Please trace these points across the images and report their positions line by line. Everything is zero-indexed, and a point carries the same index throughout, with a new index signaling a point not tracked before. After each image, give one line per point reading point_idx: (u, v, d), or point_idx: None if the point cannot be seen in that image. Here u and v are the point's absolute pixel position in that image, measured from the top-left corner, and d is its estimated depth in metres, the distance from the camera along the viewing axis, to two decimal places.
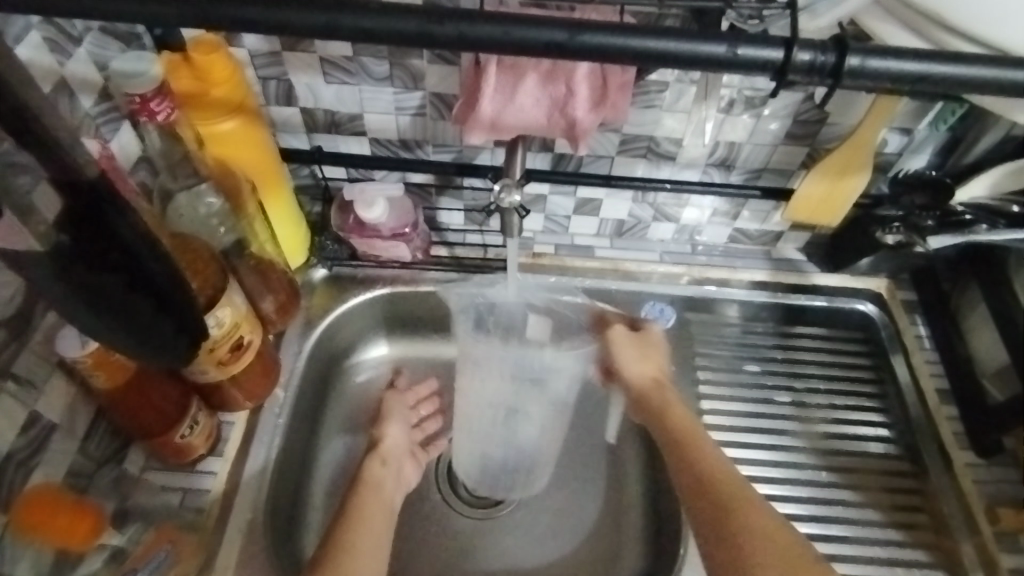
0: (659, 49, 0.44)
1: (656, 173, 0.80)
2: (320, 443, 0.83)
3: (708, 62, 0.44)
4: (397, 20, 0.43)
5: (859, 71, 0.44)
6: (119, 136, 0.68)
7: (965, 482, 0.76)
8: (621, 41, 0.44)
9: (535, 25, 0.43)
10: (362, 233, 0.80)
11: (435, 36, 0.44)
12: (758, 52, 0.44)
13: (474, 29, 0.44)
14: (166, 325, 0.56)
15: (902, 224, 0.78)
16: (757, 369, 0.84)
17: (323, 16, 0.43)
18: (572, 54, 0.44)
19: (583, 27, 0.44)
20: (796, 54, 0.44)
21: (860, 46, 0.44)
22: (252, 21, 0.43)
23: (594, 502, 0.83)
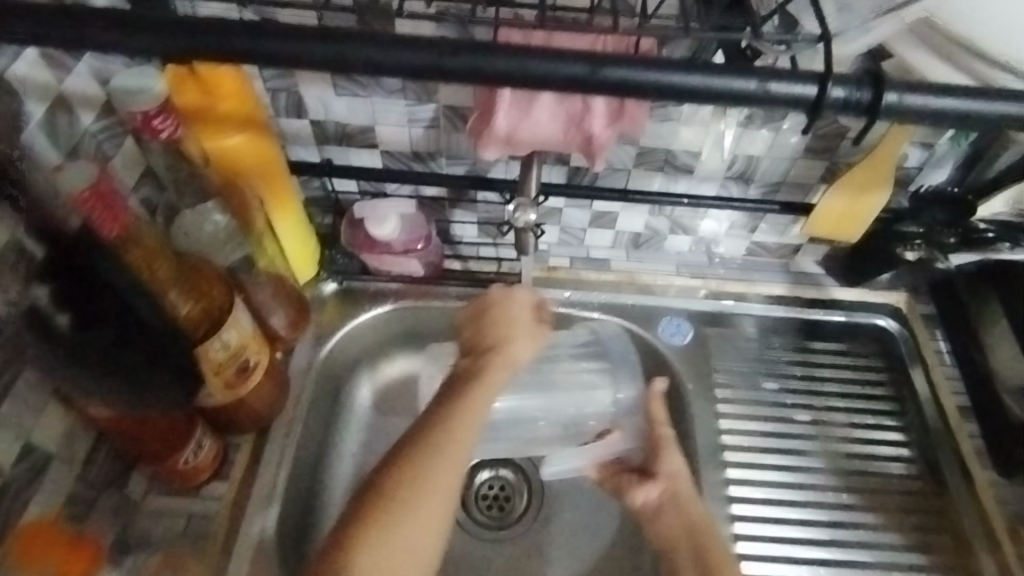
0: (680, 84, 0.43)
1: (673, 187, 0.79)
2: (331, 462, 0.81)
3: (735, 97, 0.44)
4: (405, 51, 0.43)
5: (896, 106, 0.44)
6: (122, 152, 0.66)
7: (987, 502, 0.75)
8: (640, 73, 0.43)
9: (552, 58, 0.43)
10: (373, 249, 0.78)
11: (448, 68, 0.43)
12: (790, 89, 0.44)
13: (486, 60, 0.43)
14: (161, 376, 0.59)
15: (924, 241, 0.76)
16: (775, 386, 0.82)
17: (336, 48, 0.43)
18: (593, 89, 0.44)
19: (603, 60, 0.43)
20: (830, 90, 0.44)
21: (898, 82, 0.44)
22: (266, 54, 0.43)
23: (612, 523, 0.81)
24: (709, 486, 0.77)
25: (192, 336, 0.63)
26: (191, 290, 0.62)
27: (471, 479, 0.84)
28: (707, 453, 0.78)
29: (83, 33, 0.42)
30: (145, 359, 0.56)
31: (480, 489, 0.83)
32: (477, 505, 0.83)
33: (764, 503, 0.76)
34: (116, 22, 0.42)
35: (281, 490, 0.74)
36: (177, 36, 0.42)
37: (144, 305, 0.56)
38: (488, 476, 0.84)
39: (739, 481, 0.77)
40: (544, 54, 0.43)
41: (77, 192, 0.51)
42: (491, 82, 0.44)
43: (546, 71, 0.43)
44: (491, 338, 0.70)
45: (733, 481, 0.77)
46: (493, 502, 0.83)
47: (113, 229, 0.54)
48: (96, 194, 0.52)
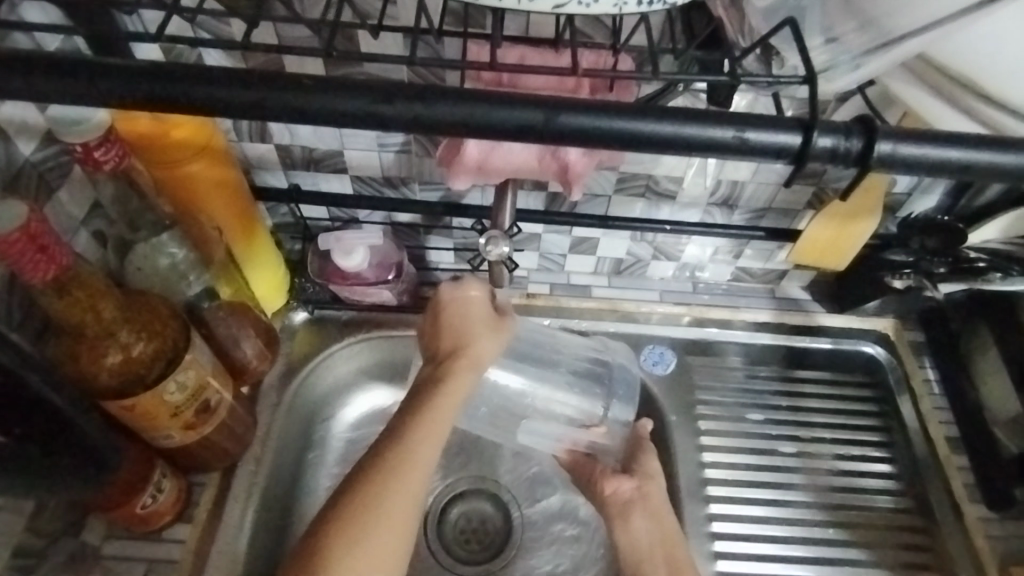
0: (631, 130, 0.43)
1: (655, 213, 0.76)
2: (302, 498, 0.79)
3: (697, 145, 0.43)
4: (339, 97, 0.42)
5: (889, 155, 0.44)
6: (69, 182, 0.63)
7: (977, 537, 0.72)
8: (597, 121, 0.42)
9: (505, 104, 0.42)
10: (344, 280, 0.74)
11: (382, 115, 0.42)
12: (773, 139, 0.43)
13: (429, 109, 0.42)
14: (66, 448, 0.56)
15: (913, 270, 0.74)
16: (760, 418, 0.80)
17: (284, 97, 0.42)
18: (548, 137, 0.43)
19: (559, 108, 0.42)
20: (816, 140, 0.43)
21: (889, 130, 0.44)
22: (207, 101, 0.42)
23: (593, 560, 0.78)
24: (692, 521, 0.75)
25: (144, 377, 0.61)
26: (142, 330, 0.61)
27: (447, 513, 0.81)
28: (690, 489, 0.76)
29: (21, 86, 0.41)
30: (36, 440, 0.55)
31: (457, 522, 0.81)
32: (455, 539, 0.80)
33: (748, 540, 0.74)
34: (50, 69, 0.41)
35: (250, 530, 0.71)
36: (114, 81, 0.41)
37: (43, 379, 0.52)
38: (464, 510, 0.81)
39: (723, 516, 0.75)
40: (508, 102, 0.42)
41: (5, 235, 0.48)
42: (454, 133, 0.43)
43: (504, 120, 0.42)
44: (454, 339, 0.65)
45: (717, 516, 0.75)
46: (470, 536, 0.80)
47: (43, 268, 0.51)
48: (27, 235, 0.49)
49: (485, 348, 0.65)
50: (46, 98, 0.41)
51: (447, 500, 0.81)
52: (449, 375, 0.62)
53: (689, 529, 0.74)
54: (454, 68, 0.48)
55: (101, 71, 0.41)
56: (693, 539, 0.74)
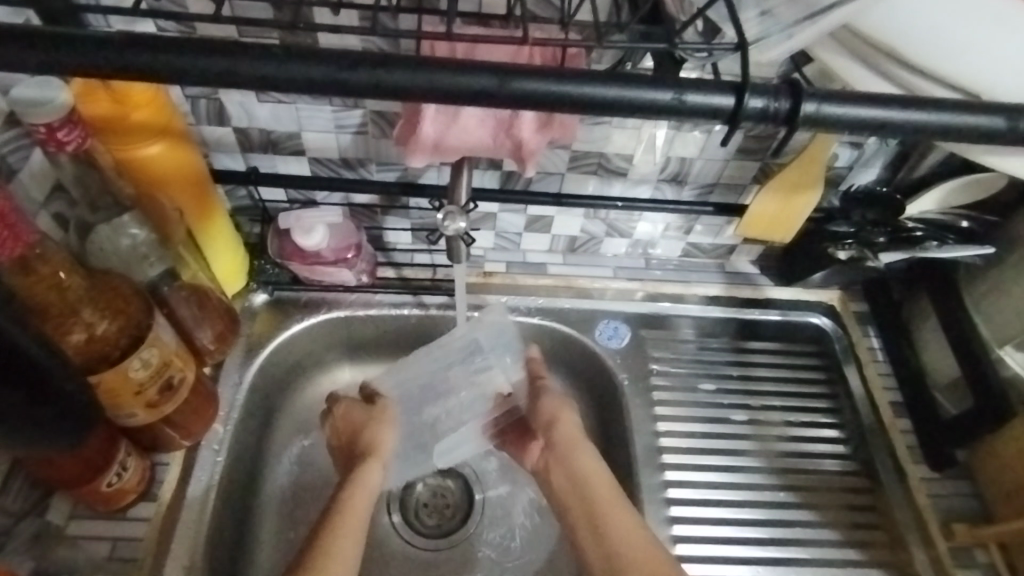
0: (561, 92, 0.44)
1: (608, 190, 0.79)
2: (264, 476, 0.81)
3: (617, 106, 0.45)
4: (284, 64, 0.43)
5: (814, 115, 0.46)
6: (29, 165, 0.64)
7: (919, 496, 0.75)
8: (541, 86, 0.44)
9: (445, 69, 0.44)
10: (304, 259, 0.77)
11: (318, 80, 0.44)
12: (708, 100, 0.45)
13: (362, 75, 0.44)
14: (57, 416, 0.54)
15: (854, 240, 0.77)
16: (712, 387, 0.83)
17: (231, 63, 0.43)
18: (504, 101, 0.45)
19: (510, 73, 0.44)
20: (747, 101, 0.45)
21: (815, 92, 0.46)
22: (157, 68, 0.43)
23: (551, 533, 0.81)
24: (648, 489, 0.76)
25: (110, 353, 0.62)
26: (106, 309, 0.62)
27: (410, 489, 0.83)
28: (645, 457, 0.78)
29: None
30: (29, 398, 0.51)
31: (420, 497, 0.82)
32: (417, 514, 0.82)
33: (702, 505, 0.76)
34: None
35: (213, 507, 0.72)
36: (64, 50, 0.42)
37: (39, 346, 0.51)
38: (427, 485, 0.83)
39: (678, 483, 0.77)
40: (454, 68, 0.44)
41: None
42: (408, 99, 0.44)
43: (440, 85, 0.44)
44: (365, 441, 0.76)
45: (672, 483, 0.77)
46: (433, 510, 0.82)
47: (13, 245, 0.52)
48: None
49: (383, 441, 0.76)
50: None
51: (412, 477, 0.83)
52: (361, 471, 0.72)
53: (646, 496, 0.76)
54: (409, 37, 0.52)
55: (42, 38, 0.41)
56: (649, 505, 0.75)
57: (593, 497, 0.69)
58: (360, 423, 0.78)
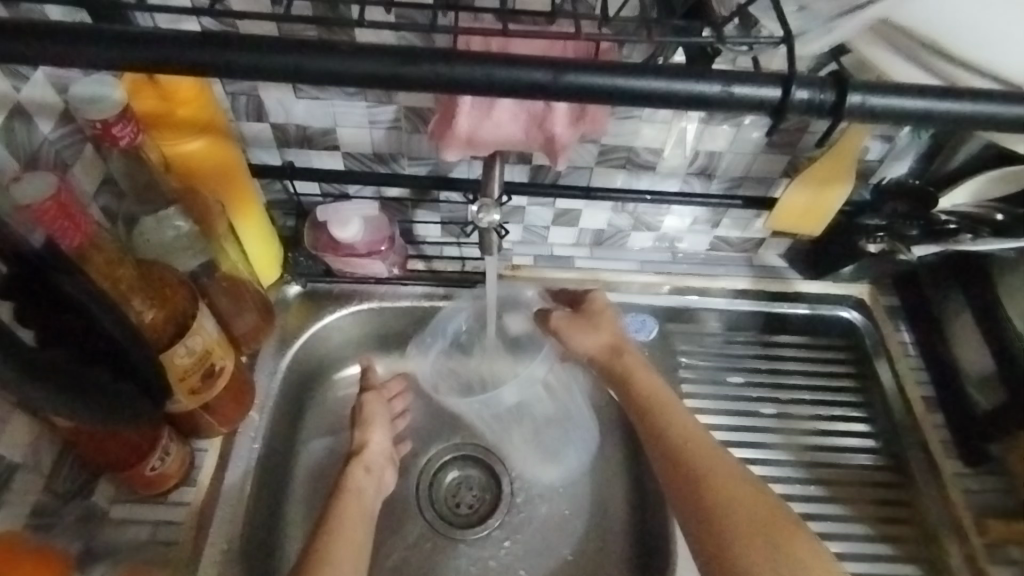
0: (590, 84, 0.46)
1: (636, 183, 0.79)
2: (298, 463, 0.83)
3: (649, 97, 0.46)
4: (327, 59, 0.45)
5: (861, 108, 0.46)
6: (81, 160, 0.69)
7: (952, 492, 0.75)
8: (587, 78, 0.45)
9: (475, 62, 0.45)
10: (337, 252, 0.79)
11: (358, 73, 0.45)
12: (756, 92, 0.46)
13: (399, 68, 0.45)
14: (125, 387, 0.62)
15: (886, 233, 0.77)
16: (740, 380, 0.83)
17: (278, 58, 0.45)
18: (555, 95, 0.46)
19: (569, 68, 0.45)
20: (794, 92, 0.46)
21: (861, 84, 0.47)
22: (206, 63, 0.45)
23: (577, 525, 0.82)
24: None
25: (157, 342, 0.65)
26: (154, 297, 0.65)
27: (439, 477, 0.85)
28: None
29: (43, 53, 0.44)
30: (109, 369, 0.61)
31: (448, 487, 0.84)
32: (445, 503, 0.83)
33: None
34: (55, 35, 0.43)
35: (250, 493, 0.75)
36: (119, 47, 0.44)
37: (111, 322, 0.59)
38: (456, 476, 0.85)
39: None
40: (489, 62, 0.45)
41: (38, 204, 0.54)
42: (448, 90, 0.46)
43: (476, 77, 0.45)
44: (359, 438, 0.78)
45: None
46: (460, 500, 0.83)
47: (74, 238, 0.57)
48: (58, 204, 0.55)
49: (371, 440, 0.77)
50: (55, 62, 0.44)
51: (439, 464, 0.85)
52: (349, 476, 0.73)
53: None
54: (448, 32, 0.54)
55: (103, 37, 0.44)
56: None
57: (716, 509, 0.63)
58: (364, 417, 0.79)
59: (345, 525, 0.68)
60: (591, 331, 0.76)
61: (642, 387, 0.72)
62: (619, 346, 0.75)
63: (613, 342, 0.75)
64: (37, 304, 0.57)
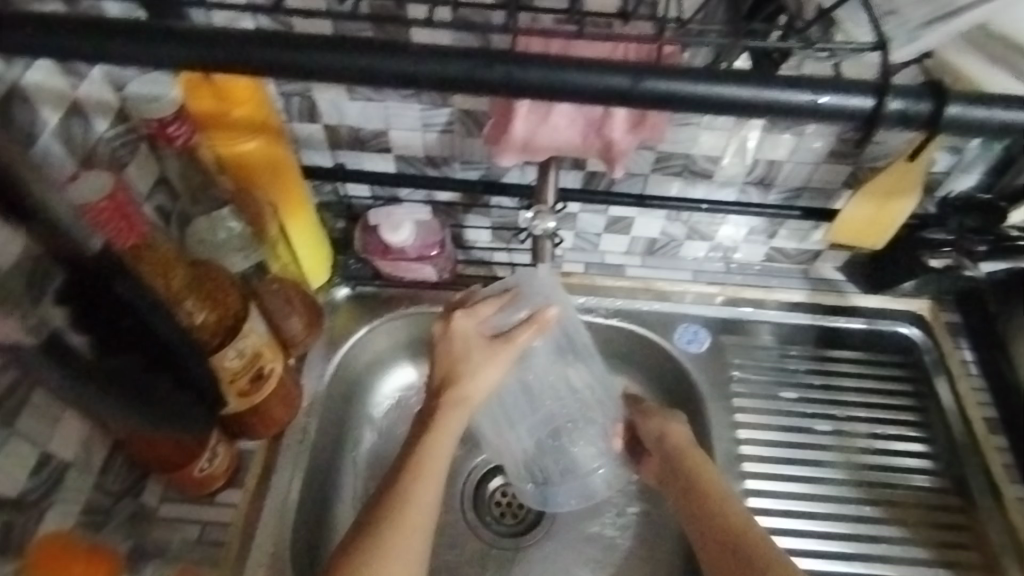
0: (665, 88, 0.43)
1: (691, 192, 0.78)
2: (343, 467, 0.82)
3: (739, 105, 0.44)
4: (396, 59, 0.43)
5: (956, 119, 0.45)
6: (136, 159, 0.68)
7: (1016, 517, 0.73)
8: (672, 84, 0.43)
9: (546, 65, 0.43)
10: (386, 255, 0.78)
11: (417, 76, 0.44)
12: (848, 102, 0.44)
13: (472, 70, 0.44)
14: (183, 398, 0.63)
15: (952, 248, 0.75)
16: (794, 396, 0.80)
17: (339, 60, 0.44)
18: (635, 102, 0.44)
19: (646, 73, 0.43)
20: (887, 102, 0.44)
21: (959, 95, 0.45)
22: (275, 65, 0.44)
23: (623, 542, 0.81)
24: None
25: (207, 343, 0.64)
26: (205, 299, 0.64)
27: (483, 486, 0.84)
28: (727, 463, 0.76)
29: (106, 47, 0.43)
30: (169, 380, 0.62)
31: (493, 496, 0.83)
32: (490, 512, 0.82)
33: (791, 517, 0.74)
34: (113, 31, 0.43)
35: (297, 497, 0.74)
36: (179, 45, 0.43)
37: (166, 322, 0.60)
38: (500, 483, 0.84)
39: (758, 492, 0.75)
40: (559, 64, 0.43)
41: (92, 203, 0.55)
42: (507, 93, 0.44)
43: (541, 80, 0.43)
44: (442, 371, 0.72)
45: (753, 492, 0.75)
46: (505, 509, 0.83)
47: (127, 238, 0.58)
48: (113, 203, 0.56)
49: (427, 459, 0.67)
50: (113, 57, 0.43)
51: (486, 470, 0.85)
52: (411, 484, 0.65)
53: None
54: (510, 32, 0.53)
55: (165, 34, 0.43)
56: None
57: None
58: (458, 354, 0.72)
59: (418, 495, 0.65)
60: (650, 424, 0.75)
61: (702, 480, 0.69)
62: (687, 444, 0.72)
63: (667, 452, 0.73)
64: (92, 309, 0.57)
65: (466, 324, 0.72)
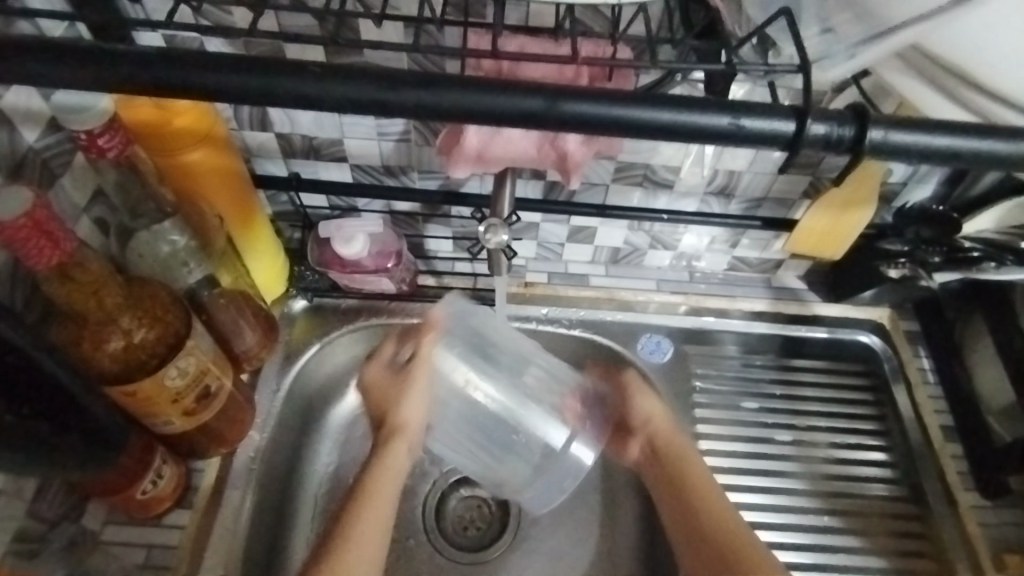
0: (618, 116, 0.42)
1: (653, 202, 0.77)
2: (301, 481, 0.81)
3: (701, 132, 0.42)
4: (339, 86, 0.41)
5: (880, 144, 0.43)
6: (71, 171, 0.65)
7: (969, 524, 0.73)
8: (610, 112, 0.42)
9: (491, 91, 0.41)
10: (343, 267, 0.76)
11: (354, 100, 0.41)
12: (768, 125, 0.43)
13: (424, 95, 0.41)
14: (76, 437, 0.57)
15: (908, 259, 0.75)
16: (755, 406, 0.80)
17: (267, 81, 0.41)
18: (555, 125, 0.42)
19: (562, 95, 0.42)
20: (809, 126, 0.42)
21: (881, 118, 0.43)
22: (205, 87, 0.41)
23: (586, 552, 0.79)
24: None
25: (147, 363, 0.62)
26: (144, 316, 0.62)
27: (446, 501, 0.82)
28: None
29: (15, 69, 0.40)
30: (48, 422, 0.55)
31: (455, 510, 0.82)
32: (453, 527, 0.81)
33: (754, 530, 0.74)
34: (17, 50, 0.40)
35: (250, 512, 0.73)
36: (97, 70, 0.40)
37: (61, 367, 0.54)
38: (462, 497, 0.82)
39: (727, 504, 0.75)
40: (511, 91, 0.41)
41: (11, 222, 0.49)
42: (452, 118, 0.42)
43: (488, 108, 0.41)
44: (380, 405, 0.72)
45: None
46: (468, 521, 0.81)
47: (51, 254, 0.53)
48: (32, 221, 0.50)
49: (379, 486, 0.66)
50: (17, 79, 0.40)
51: (447, 486, 0.83)
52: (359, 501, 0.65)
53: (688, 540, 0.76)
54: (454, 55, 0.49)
55: (73, 53, 0.40)
56: None
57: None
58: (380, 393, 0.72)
59: (360, 533, 0.63)
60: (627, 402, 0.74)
61: (689, 472, 0.69)
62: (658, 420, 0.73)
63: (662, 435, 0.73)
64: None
65: (375, 370, 0.73)
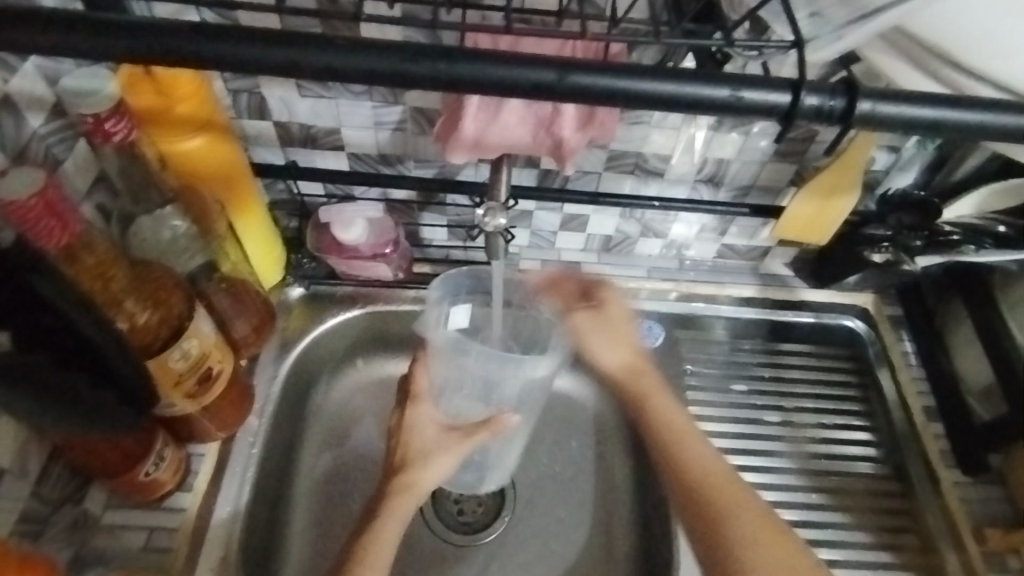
0: (619, 86, 0.44)
1: (643, 189, 0.79)
2: (298, 467, 0.82)
3: (697, 106, 0.44)
4: (347, 55, 0.43)
5: (868, 115, 0.45)
6: (74, 156, 0.66)
7: (950, 500, 0.75)
8: (620, 82, 0.44)
9: (485, 59, 0.43)
10: (341, 253, 0.78)
11: (358, 70, 0.43)
12: (764, 97, 0.45)
13: (427, 66, 0.43)
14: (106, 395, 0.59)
15: (891, 244, 0.77)
16: (744, 389, 0.83)
17: (278, 52, 0.42)
18: (560, 96, 0.44)
19: (571, 67, 0.43)
20: (803, 99, 0.45)
21: (870, 91, 0.45)
22: (214, 58, 0.42)
23: (579, 533, 0.82)
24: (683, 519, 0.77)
25: (150, 345, 0.62)
26: (148, 299, 0.62)
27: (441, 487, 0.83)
28: None
29: (35, 38, 0.41)
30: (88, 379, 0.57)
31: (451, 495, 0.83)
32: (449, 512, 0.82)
33: None
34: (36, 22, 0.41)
35: (249, 496, 0.73)
36: (115, 40, 0.41)
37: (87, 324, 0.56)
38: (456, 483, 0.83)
39: None
40: (516, 64, 0.43)
41: (24, 201, 0.50)
42: (456, 87, 0.44)
43: (491, 79, 0.43)
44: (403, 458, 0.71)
45: None
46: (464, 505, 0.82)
47: (57, 237, 0.54)
48: (44, 201, 0.51)
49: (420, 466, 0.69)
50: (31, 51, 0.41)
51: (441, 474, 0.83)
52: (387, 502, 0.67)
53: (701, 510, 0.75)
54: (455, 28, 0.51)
55: (88, 25, 0.41)
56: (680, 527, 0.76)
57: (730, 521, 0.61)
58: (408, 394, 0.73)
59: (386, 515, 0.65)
60: (609, 347, 0.73)
61: (664, 422, 0.68)
62: (638, 364, 0.72)
63: (637, 360, 0.72)
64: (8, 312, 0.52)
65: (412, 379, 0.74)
